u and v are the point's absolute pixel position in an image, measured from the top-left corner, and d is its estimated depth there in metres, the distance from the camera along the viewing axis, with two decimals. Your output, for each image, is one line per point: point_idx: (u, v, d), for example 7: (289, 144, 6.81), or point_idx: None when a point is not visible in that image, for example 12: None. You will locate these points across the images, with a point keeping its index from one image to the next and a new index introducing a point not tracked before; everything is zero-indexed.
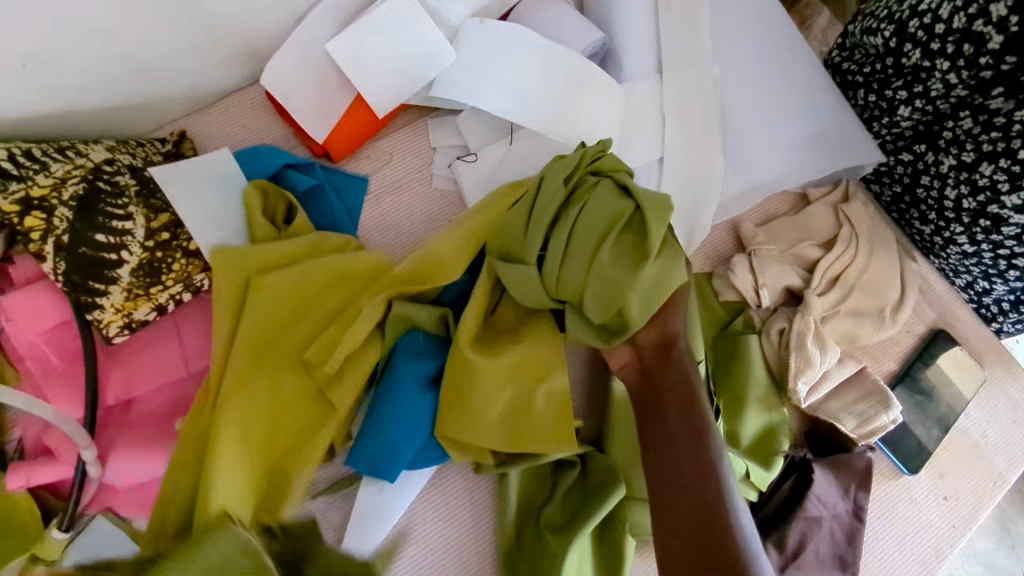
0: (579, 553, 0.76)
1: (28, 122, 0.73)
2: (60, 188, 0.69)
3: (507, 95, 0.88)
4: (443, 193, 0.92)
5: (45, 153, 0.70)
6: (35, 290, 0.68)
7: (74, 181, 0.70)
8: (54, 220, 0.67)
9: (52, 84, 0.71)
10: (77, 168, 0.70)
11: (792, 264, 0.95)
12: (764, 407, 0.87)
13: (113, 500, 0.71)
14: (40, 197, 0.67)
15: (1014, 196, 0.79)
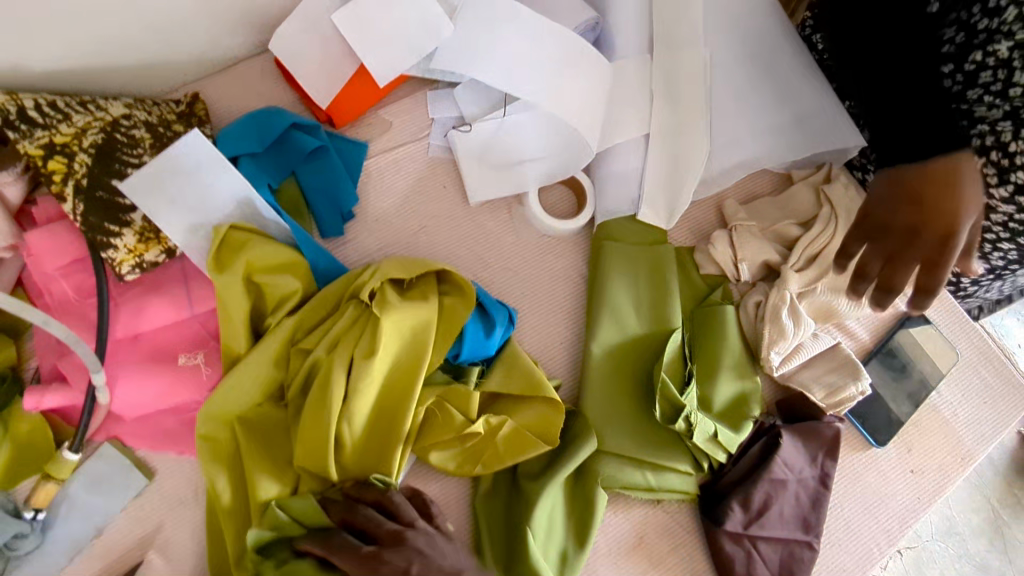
0: (550, 498, 0.81)
1: (52, 76, 0.79)
2: (80, 137, 0.74)
3: (504, 68, 0.93)
4: (439, 161, 0.97)
5: (69, 105, 0.76)
6: (54, 229, 0.74)
7: (93, 131, 0.75)
8: (75, 164, 0.73)
9: (76, 40, 0.77)
10: (97, 120, 0.76)
11: (772, 241, 0.99)
12: (737, 374, 0.91)
13: (118, 428, 0.78)
14: (62, 144, 0.73)
15: (1002, 188, 0.86)
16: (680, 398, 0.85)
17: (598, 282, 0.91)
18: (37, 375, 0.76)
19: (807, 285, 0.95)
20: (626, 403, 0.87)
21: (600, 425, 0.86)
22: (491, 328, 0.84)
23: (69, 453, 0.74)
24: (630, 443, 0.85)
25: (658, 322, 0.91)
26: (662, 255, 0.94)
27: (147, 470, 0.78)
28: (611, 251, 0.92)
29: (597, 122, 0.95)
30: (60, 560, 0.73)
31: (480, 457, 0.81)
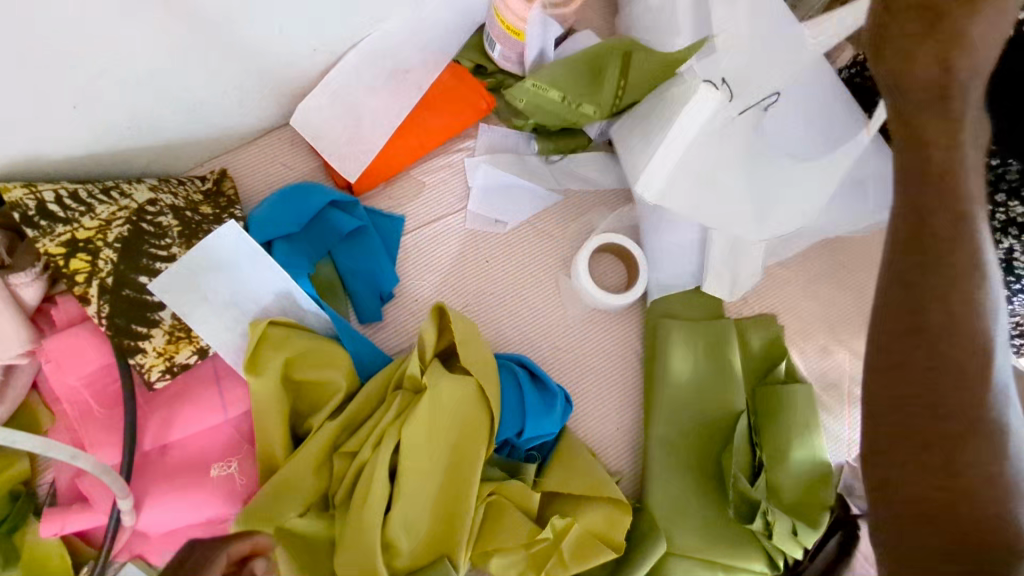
0: None
1: (70, 162, 0.73)
2: (105, 230, 0.69)
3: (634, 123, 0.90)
4: (481, 231, 0.91)
5: (91, 194, 0.70)
6: (80, 336, 0.69)
7: (118, 223, 0.70)
8: (99, 262, 0.68)
9: (100, 128, 0.72)
10: (122, 209, 0.70)
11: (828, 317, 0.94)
12: (808, 460, 0.84)
13: (143, 546, 0.70)
14: (85, 239, 0.68)
15: None
16: (753, 491, 0.78)
17: (657, 365, 0.86)
18: (51, 490, 0.70)
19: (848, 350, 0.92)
20: (696, 499, 0.81)
21: (666, 521, 0.79)
22: (551, 401, 0.77)
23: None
24: (703, 545, 0.78)
25: (723, 406, 0.84)
26: (722, 330, 0.88)
27: None
28: (669, 328, 0.87)
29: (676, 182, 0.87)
30: None
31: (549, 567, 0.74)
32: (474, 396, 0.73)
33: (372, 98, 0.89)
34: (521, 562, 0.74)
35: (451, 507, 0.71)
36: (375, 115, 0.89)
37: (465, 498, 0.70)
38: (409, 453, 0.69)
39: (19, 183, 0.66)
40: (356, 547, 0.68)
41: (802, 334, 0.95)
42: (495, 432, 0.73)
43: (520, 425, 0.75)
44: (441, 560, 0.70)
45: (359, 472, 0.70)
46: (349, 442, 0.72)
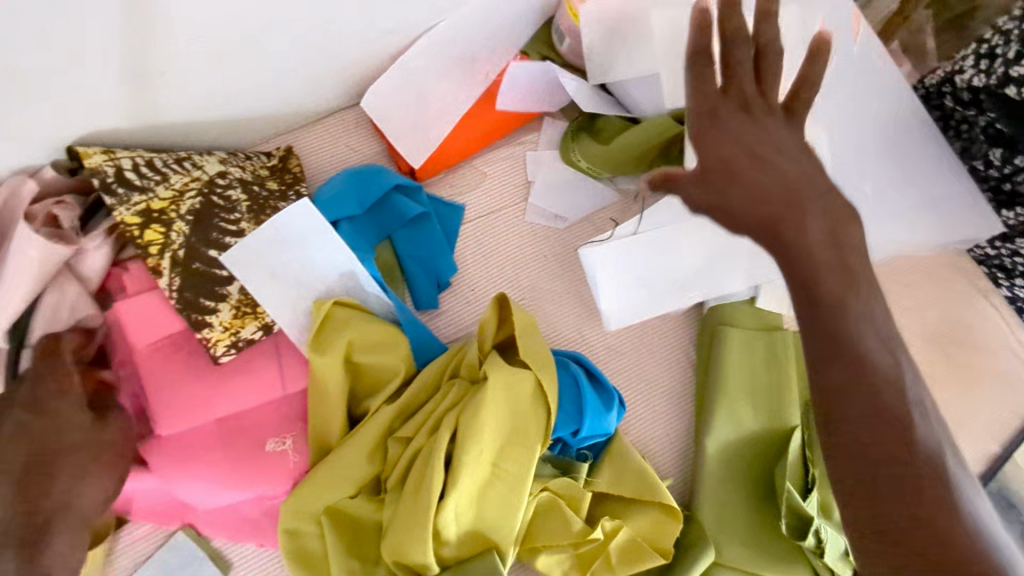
0: None
1: (144, 132, 0.73)
2: (178, 201, 0.70)
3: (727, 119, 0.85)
4: (537, 226, 0.91)
5: (166, 163, 0.70)
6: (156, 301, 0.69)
7: (190, 196, 0.70)
8: (172, 235, 0.68)
9: (174, 104, 0.71)
10: (194, 181, 0.71)
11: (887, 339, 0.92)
12: None
13: (194, 516, 0.70)
14: (159, 210, 0.69)
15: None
16: (806, 508, 0.77)
17: (714, 376, 0.84)
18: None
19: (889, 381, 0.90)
20: (746, 511, 0.79)
21: (714, 532, 0.78)
22: (608, 403, 0.75)
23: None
24: (751, 558, 0.77)
25: (778, 419, 0.83)
26: (780, 342, 0.86)
27: (223, 563, 0.71)
28: (727, 337, 0.86)
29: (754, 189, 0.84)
30: None
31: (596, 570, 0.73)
32: (531, 393, 0.72)
33: (437, 85, 0.87)
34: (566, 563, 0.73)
35: (501, 503, 0.70)
36: (439, 103, 0.88)
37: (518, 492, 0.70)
38: (463, 445, 0.69)
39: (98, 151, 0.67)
40: (405, 537, 0.68)
41: None
42: (549, 429, 0.72)
43: (577, 424, 0.74)
44: (489, 554, 0.70)
45: (413, 458, 0.70)
46: (404, 428, 0.71)
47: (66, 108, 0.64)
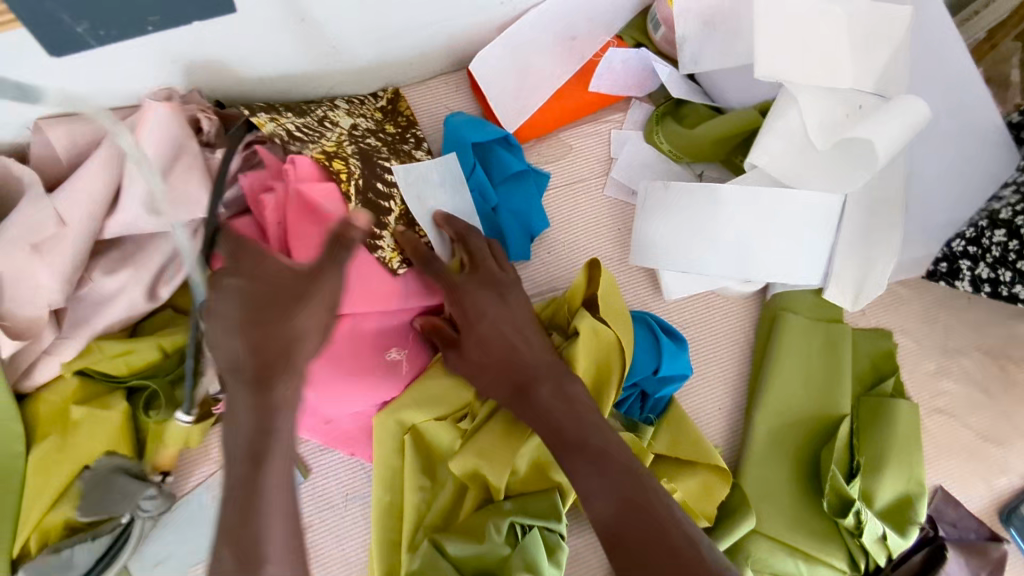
0: None
1: (273, 76, 0.78)
2: (341, 147, 0.79)
3: (811, 93, 0.85)
4: (614, 201, 0.96)
5: (307, 125, 0.78)
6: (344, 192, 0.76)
7: (346, 145, 0.79)
8: (352, 168, 0.77)
9: (304, 51, 0.77)
10: (338, 136, 0.80)
11: (941, 347, 0.95)
12: (905, 475, 0.85)
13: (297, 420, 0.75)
14: (329, 150, 0.77)
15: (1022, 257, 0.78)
16: (849, 489, 0.80)
17: (772, 358, 0.88)
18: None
19: (931, 389, 0.94)
20: (790, 487, 0.83)
21: (757, 503, 0.83)
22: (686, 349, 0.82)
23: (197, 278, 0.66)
24: (789, 530, 0.81)
25: (829, 406, 0.86)
26: (837, 334, 0.89)
27: (302, 468, 0.78)
28: (787, 322, 0.89)
29: (838, 175, 0.87)
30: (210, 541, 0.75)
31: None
32: (611, 345, 0.79)
33: (538, 56, 0.92)
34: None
35: None
36: (538, 74, 0.93)
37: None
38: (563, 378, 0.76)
39: (265, 118, 0.75)
40: (482, 460, 0.74)
41: (914, 355, 0.95)
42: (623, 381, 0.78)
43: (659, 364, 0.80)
44: (552, 492, 0.75)
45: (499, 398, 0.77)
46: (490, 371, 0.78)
47: (215, 44, 0.69)
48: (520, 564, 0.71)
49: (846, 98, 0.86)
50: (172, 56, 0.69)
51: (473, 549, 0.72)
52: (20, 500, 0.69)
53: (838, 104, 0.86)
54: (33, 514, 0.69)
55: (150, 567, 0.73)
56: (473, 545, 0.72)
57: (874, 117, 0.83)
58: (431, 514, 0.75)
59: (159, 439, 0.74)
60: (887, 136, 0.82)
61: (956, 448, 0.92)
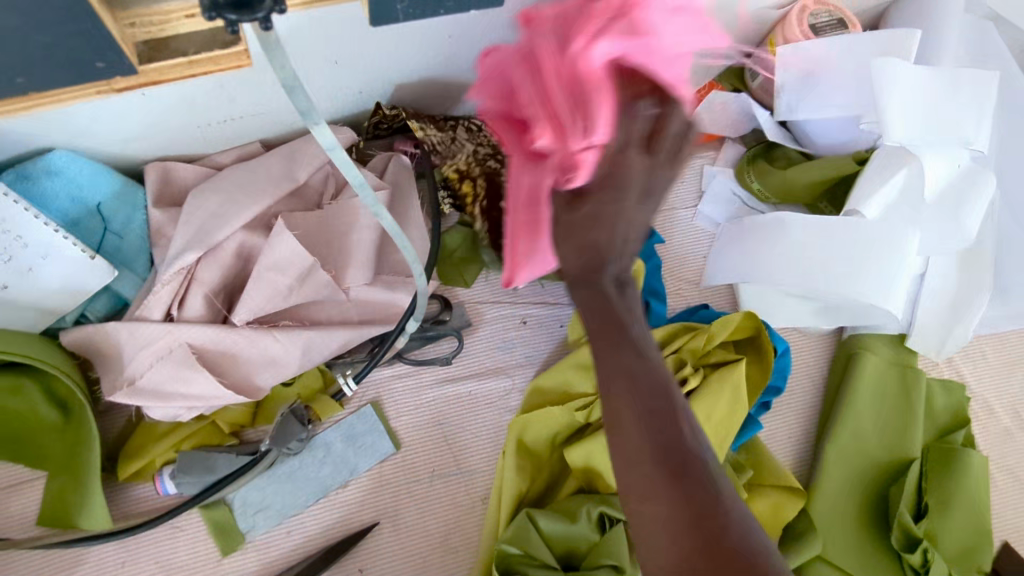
0: None
1: (415, 84, 0.86)
2: (470, 166, 0.87)
3: (914, 146, 0.89)
4: (699, 232, 1.01)
5: (438, 144, 0.86)
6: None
7: (474, 166, 0.87)
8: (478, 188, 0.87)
9: (446, 65, 0.84)
10: (469, 159, 0.87)
11: (1009, 404, 0.97)
12: (972, 525, 0.86)
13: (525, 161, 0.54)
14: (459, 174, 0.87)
15: None
16: (916, 529, 0.81)
17: (846, 393, 0.90)
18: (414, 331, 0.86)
19: (998, 446, 0.95)
20: (858, 521, 0.84)
21: (824, 530, 0.83)
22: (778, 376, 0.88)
23: (420, 274, 0.70)
24: (860, 565, 0.82)
25: (901, 448, 0.88)
26: (912, 380, 0.91)
27: (396, 440, 0.84)
28: (863, 361, 0.91)
29: (942, 228, 0.90)
30: (307, 500, 0.80)
31: None
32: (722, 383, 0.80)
33: None
34: None
35: None
36: None
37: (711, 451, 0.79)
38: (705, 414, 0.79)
39: (417, 124, 0.85)
40: (597, 454, 0.78)
41: (986, 410, 0.96)
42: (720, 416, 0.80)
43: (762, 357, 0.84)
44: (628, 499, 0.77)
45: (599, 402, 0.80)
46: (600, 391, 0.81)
47: (377, 52, 0.77)
48: (604, 555, 0.73)
49: (950, 158, 0.91)
50: (337, 57, 0.76)
51: (562, 530, 0.74)
52: (153, 431, 0.78)
53: (943, 163, 0.90)
54: (158, 448, 0.77)
55: (251, 516, 0.79)
56: (560, 532, 0.74)
57: (966, 193, 0.90)
58: (522, 495, 0.80)
59: (280, 401, 0.82)
60: (972, 215, 0.89)
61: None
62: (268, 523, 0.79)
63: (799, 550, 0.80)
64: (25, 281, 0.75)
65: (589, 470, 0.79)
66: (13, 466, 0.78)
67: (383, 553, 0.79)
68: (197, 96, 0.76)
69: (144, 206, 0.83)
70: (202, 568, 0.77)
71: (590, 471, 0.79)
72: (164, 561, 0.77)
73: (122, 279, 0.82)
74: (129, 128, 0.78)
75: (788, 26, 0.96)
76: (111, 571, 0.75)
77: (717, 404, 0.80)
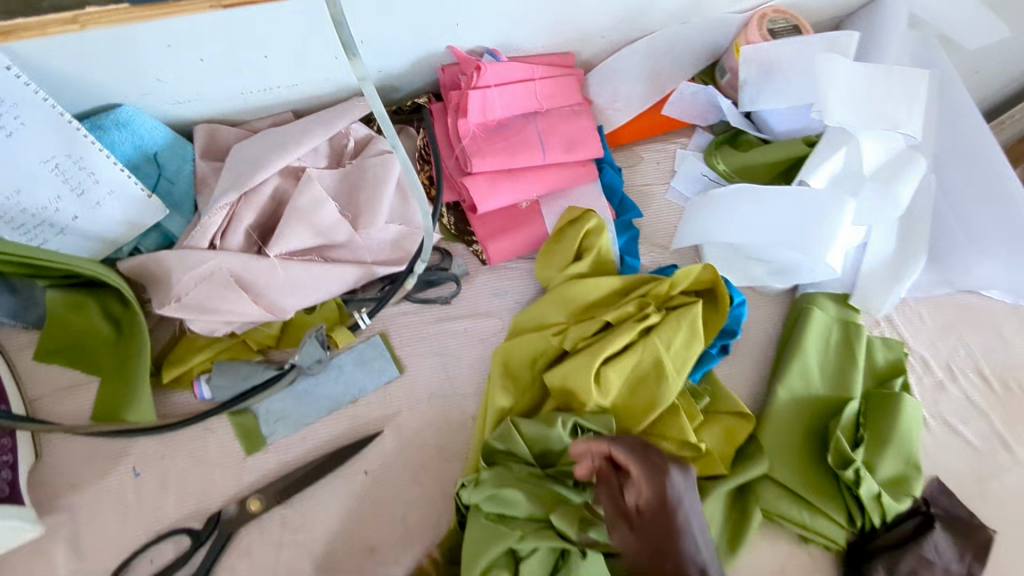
0: (714, 505, 0.91)
1: None
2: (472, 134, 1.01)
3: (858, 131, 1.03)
4: (672, 206, 1.13)
5: None
6: (560, 76, 1.08)
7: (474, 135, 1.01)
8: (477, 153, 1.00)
9: None
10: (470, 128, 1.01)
11: (943, 360, 1.09)
12: (903, 455, 0.98)
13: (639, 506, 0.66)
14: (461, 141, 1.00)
15: None
16: (850, 452, 0.93)
17: (795, 340, 1.02)
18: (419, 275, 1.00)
19: (933, 395, 1.06)
20: (802, 448, 0.96)
21: (771, 454, 0.95)
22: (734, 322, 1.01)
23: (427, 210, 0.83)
24: (802, 483, 0.94)
25: (841, 387, 1.00)
26: (854, 331, 1.04)
27: (399, 365, 0.97)
28: (811, 313, 1.04)
29: (878, 201, 1.05)
30: (321, 412, 0.93)
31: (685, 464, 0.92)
32: (677, 321, 0.94)
33: (628, 81, 1.14)
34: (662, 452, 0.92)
35: (615, 386, 0.91)
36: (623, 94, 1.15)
37: (670, 375, 0.91)
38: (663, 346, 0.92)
39: None
40: (573, 375, 0.91)
41: (922, 364, 1.08)
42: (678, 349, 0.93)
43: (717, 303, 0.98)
44: (598, 416, 0.90)
45: (572, 336, 0.93)
46: (574, 326, 0.94)
47: None
48: (575, 458, 0.86)
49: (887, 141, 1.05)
50: None
51: (541, 434, 0.86)
52: (193, 345, 0.91)
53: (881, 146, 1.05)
54: (197, 358, 0.90)
55: (272, 423, 0.91)
56: (538, 438, 0.86)
57: (900, 170, 1.05)
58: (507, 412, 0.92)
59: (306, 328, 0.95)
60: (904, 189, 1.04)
61: (953, 447, 1.04)
62: (287, 429, 0.92)
63: (746, 467, 0.93)
64: (94, 213, 0.89)
65: (566, 391, 0.92)
66: (72, 372, 0.92)
67: (385, 457, 0.92)
68: (243, 63, 0.91)
69: (192, 158, 0.97)
70: (229, 463, 0.89)
71: (566, 391, 0.92)
72: (198, 455, 0.89)
73: (171, 219, 0.96)
74: (184, 90, 0.93)
75: (749, 29, 1.10)
76: (152, 460, 0.88)
77: (673, 339, 0.93)
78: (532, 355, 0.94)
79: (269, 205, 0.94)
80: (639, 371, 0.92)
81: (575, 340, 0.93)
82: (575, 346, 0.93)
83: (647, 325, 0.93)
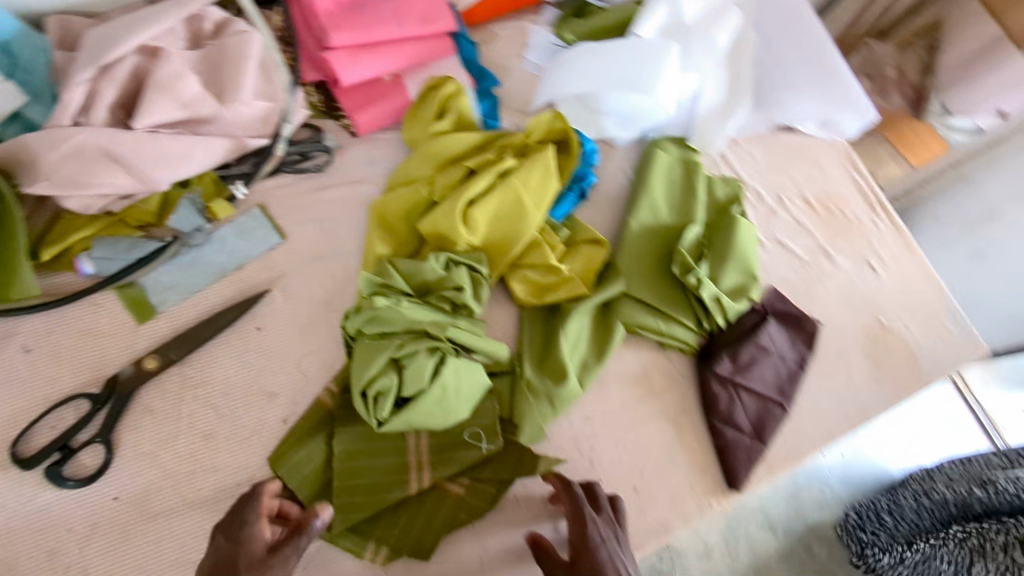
0: (579, 321, 1.03)
1: None
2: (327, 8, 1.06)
3: None
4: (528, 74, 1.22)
5: None
6: None
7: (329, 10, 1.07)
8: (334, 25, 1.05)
9: None
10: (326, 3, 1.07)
11: (774, 190, 1.24)
12: (743, 267, 1.12)
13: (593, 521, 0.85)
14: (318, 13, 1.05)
15: None
16: (692, 263, 1.06)
17: (643, 179, 1.15)
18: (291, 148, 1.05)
19: (766, 220, 1.22)
20: (653, 268, 1.10)
21: (626, 275, 1.08)
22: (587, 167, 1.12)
23: None
24: (655, 296, 1.07)
25: (685, 216, 1.14)
26: (694, 167, 1.17)
27: (281, 233, 1.02)
28: (655, 155, 1.16)
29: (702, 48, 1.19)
30: (208, 280, 0.98)
31: (551, 289, 1.03)
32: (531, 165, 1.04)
33: None
34: (531, 281, 1.03)
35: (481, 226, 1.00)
36: None
37: (529, 209, 1.02)
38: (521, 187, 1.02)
39: None
40: (441, 217, 0.99)
41: (756, 196, 1.23)
42: (535, 188, 1.03)
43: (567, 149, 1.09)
44: (470, 254, 1.00)
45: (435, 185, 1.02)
46: (437, 177, 1.02)
47: None
48: (449, 285, 0.95)
49: None
50: None
51: (415, 267, 0.95)
52: (72, 225, 0.94)
53: None
54: (77, 235, 0.92)
55: (160, 293, 0.95)
56: (414, 273, 0.95)
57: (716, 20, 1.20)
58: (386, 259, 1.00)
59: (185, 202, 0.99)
60: None
61: (786, 261, 1.19)
62: (175, 298, 0.96)
63: (605, 286, 1.05)
64: None
65: (438, 234, 1.00)
66: None
67: (275, 314, 0.98)
68: None
69: (45, 48, 0.98)
70: (121, 333, 0.93)
71: (438, 234, 1.00)
72: (90, 329, 0.93)
73: (30, 107, 0.95)
74: None
75: None
76: (42, 337, 0.92)
77: (529, 179, 1.03)
78: (405, 207, 1.02)
79: (130, 85, 0.96)
80: (503, 212, 1.02)
81: (439, 188, 1.02)
82: (439, 195, 1.02)
83: (504, 168, 1.03)
